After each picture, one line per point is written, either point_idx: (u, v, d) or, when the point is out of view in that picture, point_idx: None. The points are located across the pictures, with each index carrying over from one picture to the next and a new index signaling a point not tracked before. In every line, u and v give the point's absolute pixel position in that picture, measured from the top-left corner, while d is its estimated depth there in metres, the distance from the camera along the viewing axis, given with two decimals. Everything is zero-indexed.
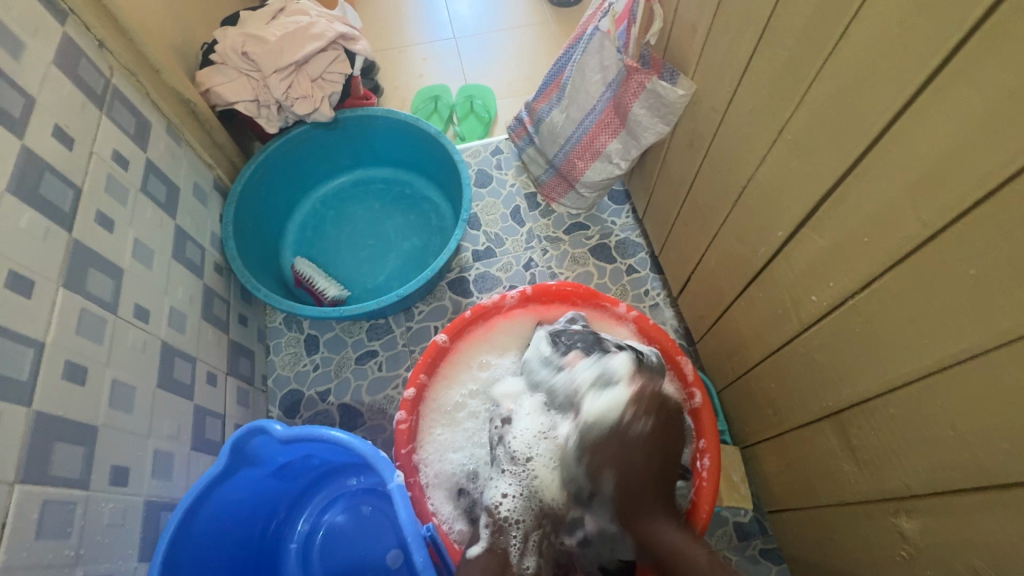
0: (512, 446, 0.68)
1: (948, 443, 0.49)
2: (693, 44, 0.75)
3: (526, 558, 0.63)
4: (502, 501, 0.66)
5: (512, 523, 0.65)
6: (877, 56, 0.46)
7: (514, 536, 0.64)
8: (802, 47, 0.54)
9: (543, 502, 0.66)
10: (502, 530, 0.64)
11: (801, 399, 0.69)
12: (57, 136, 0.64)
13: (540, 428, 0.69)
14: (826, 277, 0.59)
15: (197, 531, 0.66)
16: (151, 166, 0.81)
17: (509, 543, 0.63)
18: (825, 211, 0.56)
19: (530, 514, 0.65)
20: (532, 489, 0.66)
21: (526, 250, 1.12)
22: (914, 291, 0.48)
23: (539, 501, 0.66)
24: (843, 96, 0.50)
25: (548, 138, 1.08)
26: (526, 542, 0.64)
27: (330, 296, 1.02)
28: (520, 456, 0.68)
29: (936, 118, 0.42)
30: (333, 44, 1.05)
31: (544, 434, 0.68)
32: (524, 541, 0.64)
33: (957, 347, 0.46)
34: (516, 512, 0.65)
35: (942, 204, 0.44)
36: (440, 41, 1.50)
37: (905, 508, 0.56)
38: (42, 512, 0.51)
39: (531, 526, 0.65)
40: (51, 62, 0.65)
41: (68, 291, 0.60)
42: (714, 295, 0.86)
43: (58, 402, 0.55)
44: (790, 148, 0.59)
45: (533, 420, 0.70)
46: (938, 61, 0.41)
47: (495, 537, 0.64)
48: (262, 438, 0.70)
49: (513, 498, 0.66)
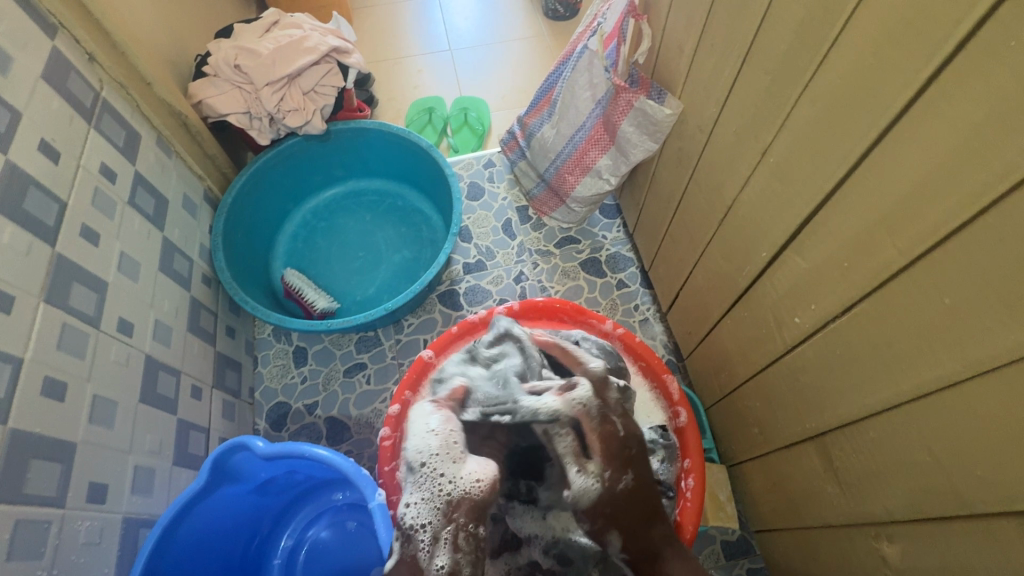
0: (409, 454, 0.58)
1: (927, 469, 0.49)
2: (681, 64, 0.75)
3: (436, 557, 0.50)
4: (407, 507, 0.54)
5: (416, 527, 0.53)
6: (856, 83, 0.46)
7: (420, 543, 0.52)
8: (784, 72, 0.55)
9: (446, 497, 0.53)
10: (411, 537, 0.53)
11: (785, 419, 0.69)
12: (43, 151, 0.64)
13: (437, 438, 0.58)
14: (809, 299, 0.59)
15: (176, 548, 0.65)
16: (140, 178, 0.81)
17: (418, 549, 0.52)
18: (807, 234, 0.57)
19: (435, 513, 0.53)
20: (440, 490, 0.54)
21: (517, 264, 1.12)
22: (892, 317, 0.48)
23: (445, 495, 0.53)
24: (823, 122, 0.51)
25: (539, 153, 1.08)
26: (436, 541, 0.51)
27: (319, 308, 1.02)
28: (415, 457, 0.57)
29: (912, 147, 0.43)
30: (327, 58, 1.06)
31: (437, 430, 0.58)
32: (433, 541, 0.51)
33: (935, 374, 0.46)
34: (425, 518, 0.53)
35: (919, 232, 0.44)
36: (435, 54, 1.51)
37: (885, 533, 0.56)
38: (15, 531, 0.51)
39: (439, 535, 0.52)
40: (40, 76, 0.66)
41: (49, 305, 0.60)
42: (702, 312, 0.86)
43: (36, 419, 0.55)
44: (773, 171, 0.60)
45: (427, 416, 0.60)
46: (913, 91, 0.41)
47: (405, 546, 0.53)
48: (244, 454, 0.69)
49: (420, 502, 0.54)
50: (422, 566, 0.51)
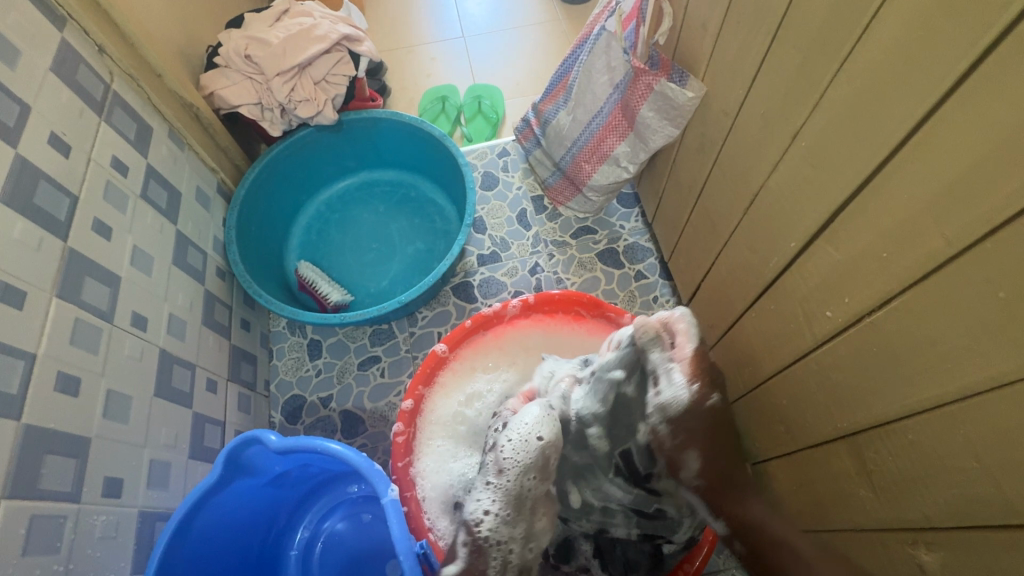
0: (502, 458, 0.60)
1: (973, 474, 0.46)
2: (704, 44, 0.71)
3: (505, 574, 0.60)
4: (484, 517, 0.60)
5: (494, 545, 0.59)
6: (900, 58, 0.43)
7: (497, 552, 0.59)
8: (818, 48, 0.51)
9: (526, 525, 0.60)
10: (482, 550, 0.60)
11: (812, 417, 0.66)
12: (53, 144, 0.63)
13: (539, 427, 0.61)
14: (842, 292, 0.55)
15: (192, 540, 0.65)
16: (152, 171, 0.80)
17: (488, 565, 0.59)
18: (842, 222, 0.53)
19: (508, 522, 0.59)
20: (517, 501, 0.60)
21: (532, 255, 1.10)
22: (938, 311, 0.45)
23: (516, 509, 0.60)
24: (862, 101, 0.47)
25: (554, 141, 1.05)
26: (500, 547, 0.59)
27: (333, 300, 1.01)
28: (500, 463, 0.60)
29: (963, 126, 0.39)
30: (337, 46, 1.04)
31: (528, 439, 0.60)
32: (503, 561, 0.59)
33: (989, 373, 0.42)
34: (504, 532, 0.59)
35: (971, 218, 0.40)
36: (449, 40, 1.48)
37: (924, 539, 0.53)
38: (30, 525, 0.51)
39: (510, 548, 0.60)
40: (48, 68, 0.65)
41: (62, 300, 0.59)
42: (725, 305, 0.83)
43: (50, 415, 0.55)
44: (804, 156, 0.56)
45: (529, 422, 0.62)
46: (967, 64, 0.38)
47: (473, 557, 0.59)
48: (257, 448, 0.69)
49: (495, 518, 0.59)
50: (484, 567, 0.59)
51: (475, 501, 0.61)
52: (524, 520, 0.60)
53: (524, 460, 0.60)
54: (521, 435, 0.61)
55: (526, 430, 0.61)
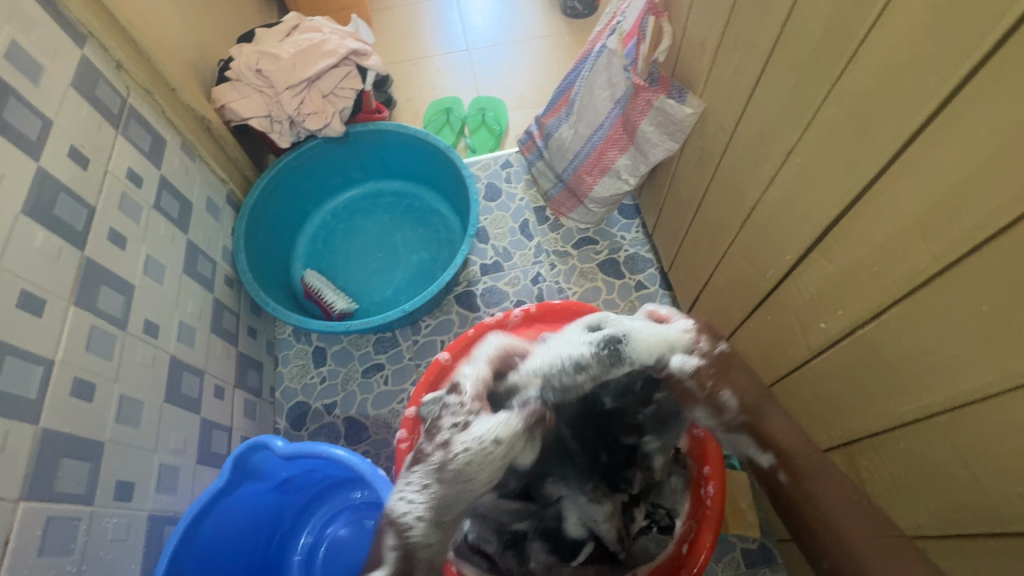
0: (461, 441, 0.59)
1: (961, 483, 0.47)
2: (702, 62, 0.74)
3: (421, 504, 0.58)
4: (408, 510, 0.58)
5: (421, 545, 0.58)
6: (888, 82, 0.45)
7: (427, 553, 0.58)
8: (811, 69, 0.53)
9: (439, 495, 0.57)
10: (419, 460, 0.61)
11: (809, 427, 0.67)
12: (73, 157, 0.65)
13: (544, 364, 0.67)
14: (835, 305, 0.57)
15: (199, 544, 0.67)
16: (165, 181, 0.83)
17: (410, 543, 0.57)
18: (835, 236, 0.54)
19: (431, 508, 0.57)
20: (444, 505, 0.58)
21: (534, 265, 1.12)
22: (927, 324, 0.46)
23: (448, 500, 0.58)
24: (853, 120, 0.49)
25: (556, 153, 1.07)
26: (416, 509, 0.58)
27: (338, 308, 1.03)
28: (443, 467, 0.58)
29: (947, 148, 0.41)
30: (346, 61, 1.07)
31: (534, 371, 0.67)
32: (421, 485, 0.58)
33: (976, 384, 0.43)
34: (424, 518, 0.57)
35: (955, 236, 0.42)
36: (454, 54, 1.51)
37: (915, 547, 0.55)
38: (47, 526, 0.52)
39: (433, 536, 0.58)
40: (70, 84, 0.67)
41: (79, 308, 0.61)
42: (723, 316, 0.84)
43: (66, 419, 0.57)
44: (798, 172, 0.58)
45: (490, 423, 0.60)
46: (950, 89, 0.40)
47: (402, 562, 0.57)
48: (264, 453, 0.71)
49: (426, 520, 0.57)
50: (394, 515, 0.58)
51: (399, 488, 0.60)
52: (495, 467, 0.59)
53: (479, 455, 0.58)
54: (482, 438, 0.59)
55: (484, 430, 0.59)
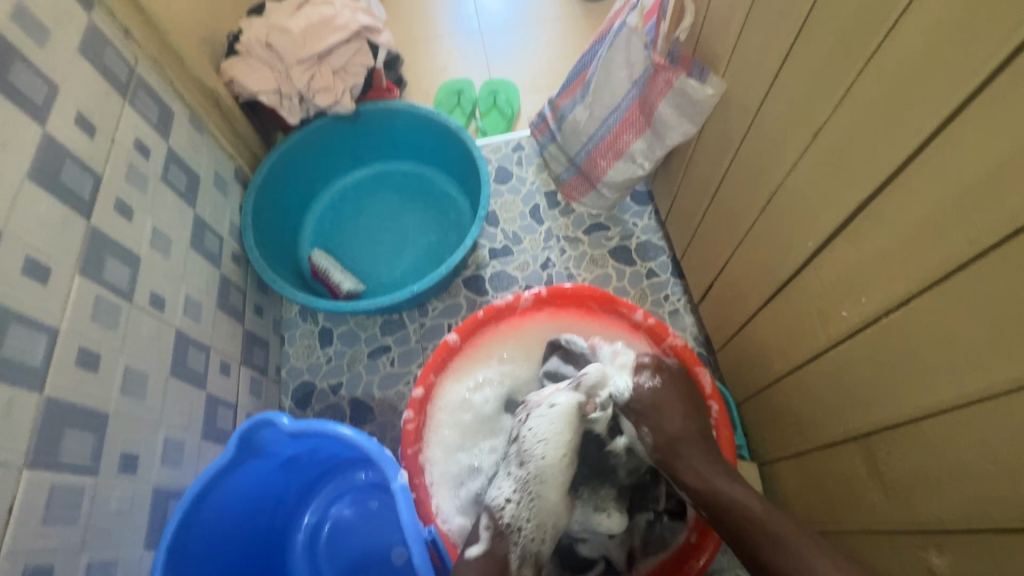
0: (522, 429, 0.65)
1: (988, 477, 0.46)
2: (725, 41, 0.71)
3: (516, 502, 0.61)
4: (505, 502, 0.61)
5: (512, 528, 0.60)
6: (930, 55, 0.42)
7: (521, 539, 0.60)
8: (844, 44, 0.51)
9: (539, 496, 0.61)
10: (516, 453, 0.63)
11: (824, 417, 0.66)
12: (79, 124, 0.64)
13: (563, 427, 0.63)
14: (859, 292, 0.55)
15: (202, 521, 0.66)
16: (173, 154, 0.81)
17: (509, 550, 0.60)
18: (862, 221, 0.53)
19: (527, 500, 0.61)
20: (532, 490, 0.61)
21: (544, 250, 1.10)
22: (958, 312, 0.44)
23: (537, 503, 0.61)
24: (889, 98, 0.47)
25: (570, 136, 1.05)
26: (514, 504, 0.61)
27: (345, 289, 1.02)
28: (524, 455, 0.63)
29: (991, 123, 0.39)
30: (357, 36, 1.05)
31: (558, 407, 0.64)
32: (516, 489, 0.61)
33: (1009, 374, 0.42)
34: (518, 518, 0.60)
35: (993, 219, 0.40)
36: (466, 34, 1.48)
37: (935, 542, 0.53)
38: (51, 495, 0.52)
39: (534, 536, 0.60)
40: (76, 49, 0.66)
41: (84, 278, 0.60)
42: (738, 305, 0.83)
43: (71, 388, 0.56)
44: (824, 154, 0.56)
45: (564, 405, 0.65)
46: (998, 61, 0.37)
47: (495, 542, 0.60)
48: (270, 431, 0.70)
49: (518, 504, 0.61)
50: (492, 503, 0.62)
51: (498, 485, 0.63)
52: (544, 492, 0.61)
53: (547, 455, 0.61)
54: (551, 421, 0.63)
55: (543, 427, 0.63)
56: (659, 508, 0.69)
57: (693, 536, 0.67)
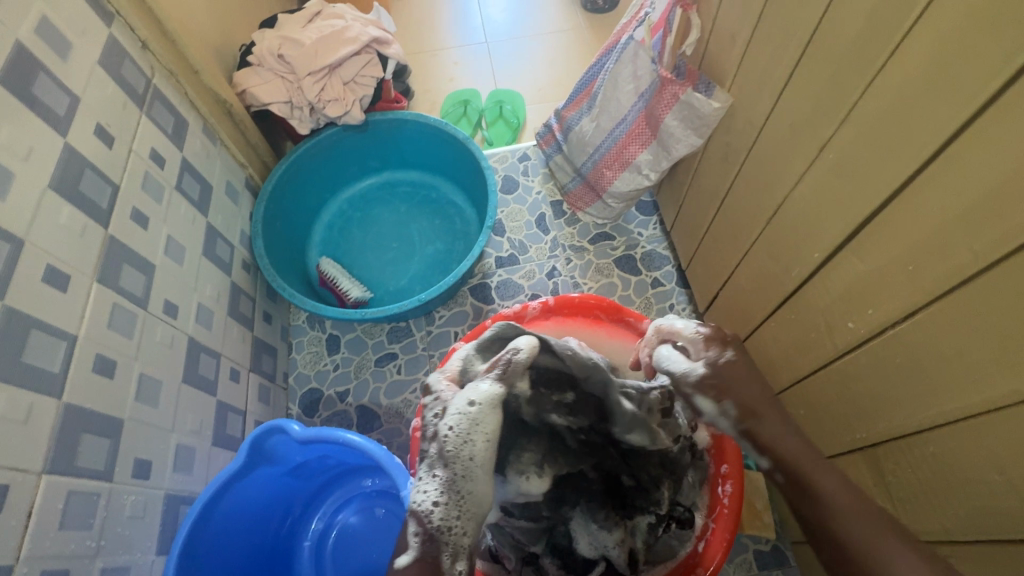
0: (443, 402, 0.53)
1: (996, 489, 0.46)
2: (732, 56, 0.73)
3: (431, 490, 0.47)
4: (426, 498, 0.46)
5: (445, 526, 0.45)
6: (936, 74, 0.43)
7: (456, 539, 0.45)
8: (849, 62, 0.52)
9: (458, 481, 0.46)
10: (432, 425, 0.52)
11: (831, 428, 0.66)
12: (98, 135, 0.65)
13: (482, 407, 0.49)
14: (865, 304, 0.56)
15: (212, 527, 0.67)
16: (187, 164, 0.83)
17: (445, 550, 0.45)
18: (868, 234, 0.53)
19: (450, 485, 0.46)
20: (454, 480, 0.46)
21: (550, 259, 1.11)
22: (964, 324, 0.45)
23: (461, 488, 0.46)
24: (894, 115, 0.48)
25: (576, 147, 1.07)
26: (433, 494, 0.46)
27: (353, 297, 1.03)
28: (443, 449, 0.47)
29: (995, 141, 0.40)
30: (367, 48, 1.06)
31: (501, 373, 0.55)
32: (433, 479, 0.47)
33: (1014, 386, 0.42)
34: (443, 515, 0.46)
35: (998, 234, 0.41)
36: (472, 46, 1.51)
37: (943, 552, 0.55)
38: (67, 501, 0.53)
39: (470, 530, 0.46)
40: (97, 62, 0.67)
41: (102, 286, 0.61)
42: (743, 315, 0.83)
43: (88, 395, 0.57)
44: (831, 168, 0.57)
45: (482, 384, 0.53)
46: (1001, 82, 0.38)
47: (428, 543, 0.46)
48: (280, 437, 0.71)
49: (445, 503, 0.46)
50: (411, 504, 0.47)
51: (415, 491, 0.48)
52: (466, 478, 0.47)
53: (462, 434, 0.47)
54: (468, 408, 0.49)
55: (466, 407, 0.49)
56: (661, 509, 0.65)
57: (700, 545, 0.65)
